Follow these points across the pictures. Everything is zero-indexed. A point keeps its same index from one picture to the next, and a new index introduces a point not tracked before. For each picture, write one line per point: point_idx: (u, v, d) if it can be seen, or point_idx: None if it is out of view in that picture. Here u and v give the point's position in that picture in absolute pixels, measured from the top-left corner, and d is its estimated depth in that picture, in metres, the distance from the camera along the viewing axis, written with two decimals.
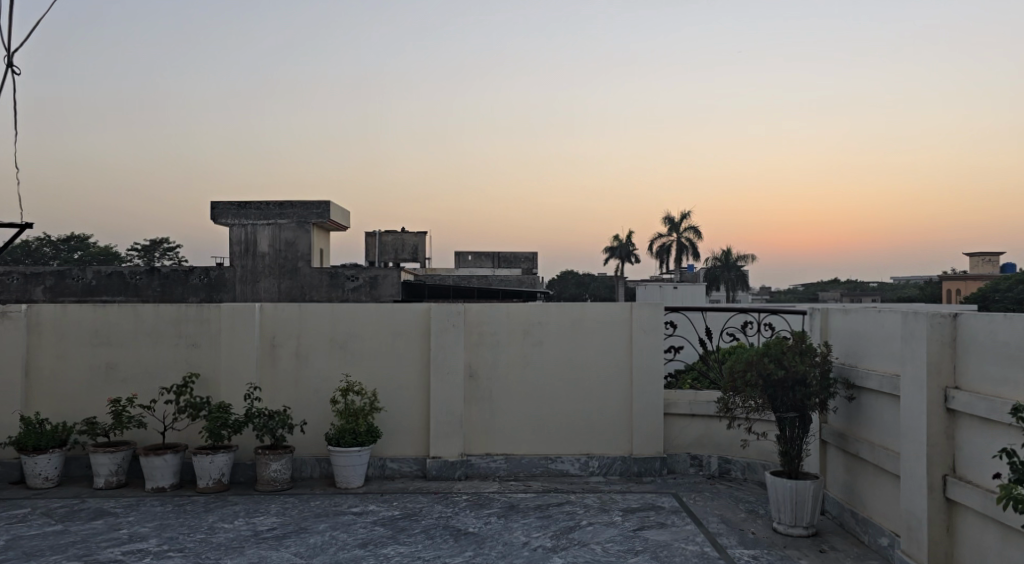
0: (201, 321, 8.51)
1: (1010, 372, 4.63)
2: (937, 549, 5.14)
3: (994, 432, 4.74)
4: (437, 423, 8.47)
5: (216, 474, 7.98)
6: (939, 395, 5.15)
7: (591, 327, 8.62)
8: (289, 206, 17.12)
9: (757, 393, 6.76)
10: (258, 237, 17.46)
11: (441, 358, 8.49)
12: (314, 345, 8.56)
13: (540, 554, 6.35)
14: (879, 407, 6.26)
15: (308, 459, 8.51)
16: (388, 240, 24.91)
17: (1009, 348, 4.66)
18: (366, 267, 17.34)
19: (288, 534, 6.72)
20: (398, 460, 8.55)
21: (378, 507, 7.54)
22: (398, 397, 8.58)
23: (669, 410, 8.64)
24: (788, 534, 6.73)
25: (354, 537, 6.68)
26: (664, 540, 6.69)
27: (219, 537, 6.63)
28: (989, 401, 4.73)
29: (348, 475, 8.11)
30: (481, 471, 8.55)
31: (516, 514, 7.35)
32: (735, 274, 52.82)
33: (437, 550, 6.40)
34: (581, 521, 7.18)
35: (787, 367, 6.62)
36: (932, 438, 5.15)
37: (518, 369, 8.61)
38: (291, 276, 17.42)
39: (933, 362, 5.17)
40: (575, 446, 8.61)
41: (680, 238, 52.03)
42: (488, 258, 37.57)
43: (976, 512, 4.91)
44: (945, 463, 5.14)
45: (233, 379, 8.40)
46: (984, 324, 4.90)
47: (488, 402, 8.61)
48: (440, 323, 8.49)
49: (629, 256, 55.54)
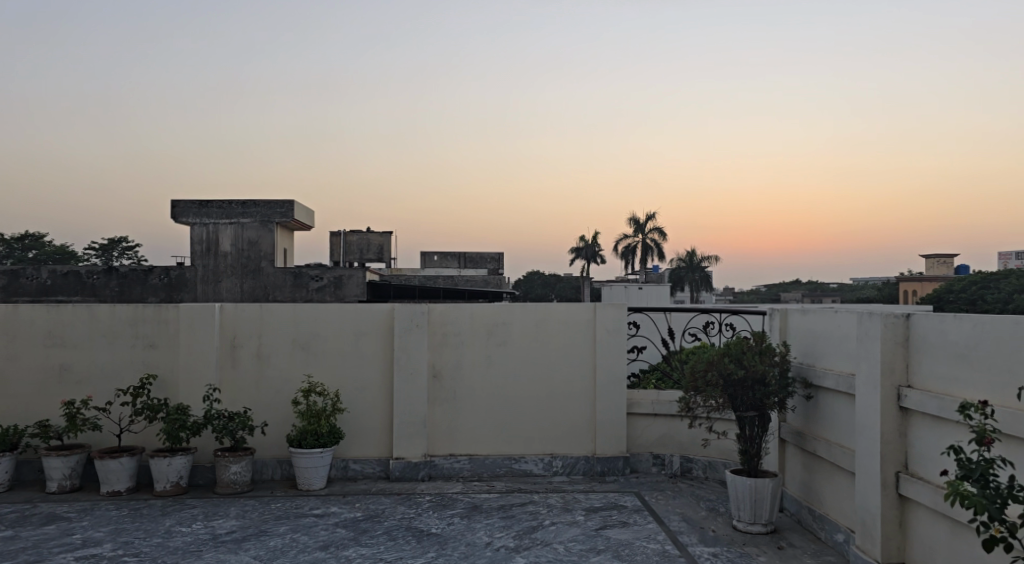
0: (159, 322, 8.35)
1: (959, 371, 4.75)
2: (890, 544, 5.26)
3: (945, 430, 4.86)
4: (400, 424, 8.43)
5: (174, 477, 7.84)
6: (892, 393, 5.27)
7: (556, 328, 8.65)
8: (251, 205, 16.97)
9: (717, 393, 6.87)
10: (220, 237, 17.21)
11: (405, 358, 8.45)
12: (275, 346, 8.47)
13: (503, 554, 6.35)
14: (836, 406, 6.38)
15: (268, 461, 8.42)
16: (353, 240, 24.78)
17: (958, 347, 4.77)
18: (330, 267, 17.21)
19: (247, 537, 6.63)
20: (360, 462, 8.49)
21: (340, 508, 7.48)
22: (361, 398, 8.53)
23: (632, 410, 8.72)
24: (747, 531, 6.83)
25: (315, 539, 6.61)
26: (626, 539, 6.74)
27: (176, 541, 6.51)
28: (939, 399, 4.85)
29: (310, 477, 8.02)
30: (444, 472, 8.52)
31: (479, 514, 7.35)
32: (702, 274, 53.33)
33: (399, 551, 6.36)
34: (544, 520, 7.21)
35: (746, 367, 6.73)
36: (886, 436, 5.26)
37: (482, 369, 8.61)
38: (253, 275, 17.22)
39: (887, 362, 5.29)
40: (539, 447, 8.64)
41: (645, 239, 52.43)
42: (455, 258, 37.51)
43: (926, 508, 5.03)
44: (898, 460, 5.26)
45: (192, 380, 8.26)
46: (935, 324, 5.03)
47: (452, 403, 8.59)
48: (404, 323, 8.45)
49: (594, 257, 55.87)
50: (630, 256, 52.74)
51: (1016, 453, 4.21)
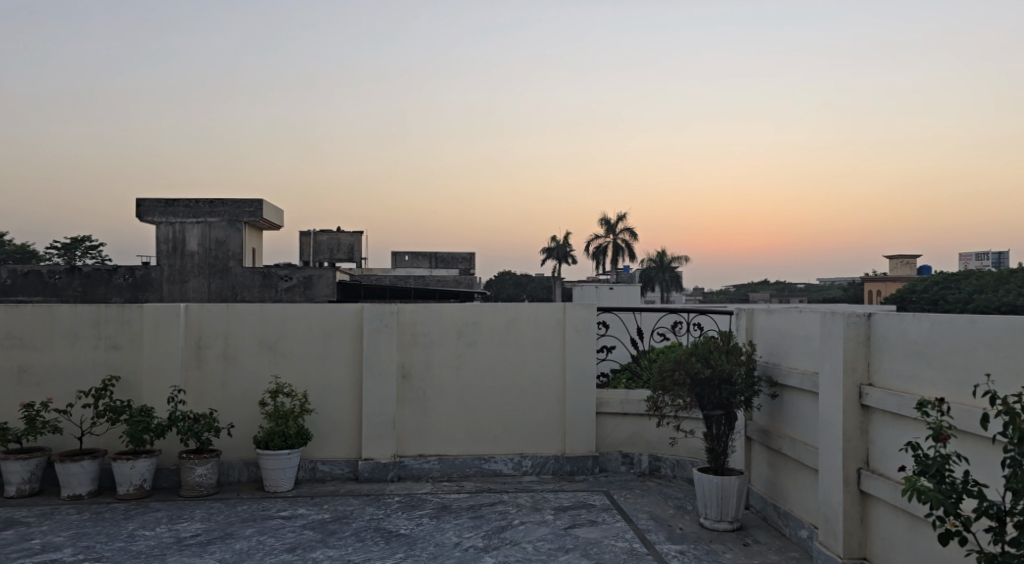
0: (122, 322, 8.21)
1: (918, 369, 4.85)
2: (852, 540, 5.35)
3: (904, 427, 4.96)
4: (369, 424, 8.39)
5: (137, 480, 7.72)
6: (854, 391, 5.37)
7: (525, 328, 8.67)
8: (220, 204, 16.65)
9: (684, 392, 6.93)
10: (187, 236, 16.97)
11: (374, 359, 8.40)
12: (242, 346, 8.38)
13: (472, 554, 6.35)
14: (800, 404, 6.48)
15: (235, 463, 8.33)
16: (323, 240, 24.57)
17: (917, 346, 4.87)
18: (300, 267, 17.10)
19: (212, 540, 6.55)
20: (329, 463, 8.43)
21: (308, 510, 7.42)
22: (330, 399, 8.47)
23: (602, 410, 8.77)
24: (713, 528, 6.90)
25: (282, 541, 6.56)
26: (594, 537, 6.78)
27: (139, 545, 6.41)
28: (899, 397, 4.95)
29: (277, 479, 7.95)
30: (413, 472, 8.50)
31: (448, 515, 7.34)
32: (672, 274, 53.76)
33: (367, 552, 6.33)
34: (513, 520, 7.22)
35: (713, 366, 6.82)
36: (848, 433, 5.36)
37: (452, 369, 8.60)
38: (221, 275, 17.01)
39: (849, 360, 5.38)
40: (508, 446, 8.65)
41: (616, 239, 52.71)
42: (426, 258, 37.41)
43: (886, 504, 5.12)
44: (859, 457, 5.36)
45: (157, 382, 8.14)
46: (895, 324, 5.13)
47: (421, 403, 8.57)
48: (373, 324, 8.41)
49: (565, 257, 56.06)
50: (601, 256, 53.01)
51: (971, 449, 4.31)
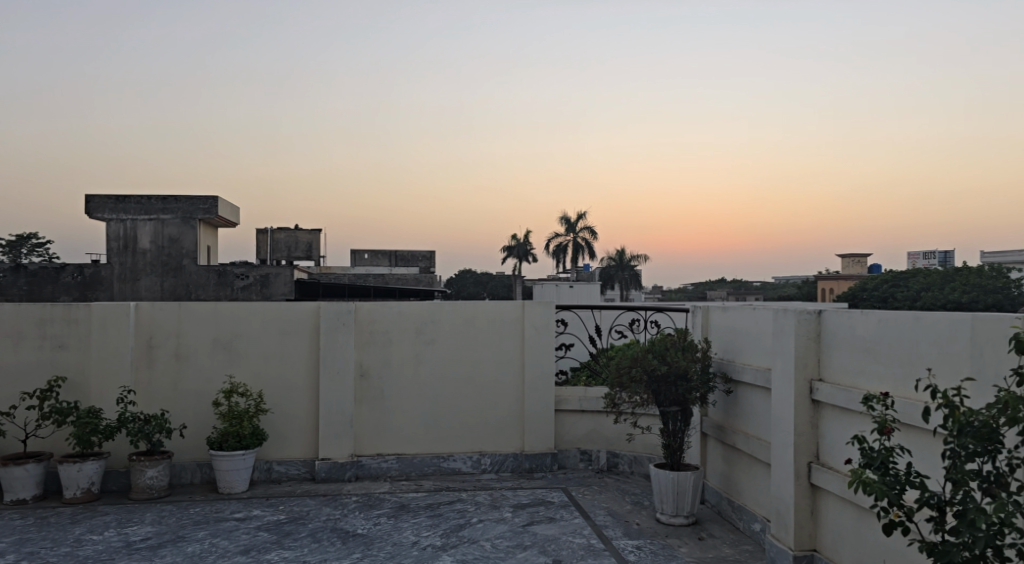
0: (69, 322, 7.98)
1: (865, 364, 4.97)
2: (803, 532, 5.47)
3: (852, 421, 5.08)
4: (326, 423, 8.30)
5: (85, 483, 7.52)
6: (805, 386, 5.48)
7: (484, 326, 8.66)
8: (173, 201, 16.29)
9: (641, 388, 7.00)
10: (139, 234, 16.56)
11: (330, 358, 8.32)
12: (195, 346, 8.22)
13: (429, 553, 6.32)
14: (754, 399, 6.60)
15: (187, 464, 8.17)
16: (281, 238, 24.28)
17: (865, 342, 4.99)
18: (256, 267, 16.99)
19: (163, 544, 6.42)
20: (285, 463, 8.32)
21: (263, 512, 7.31)
22: (286, 399, 8.36)
23: (560, 407, 8.83)
24: (669, 523, 6.98)
25: (236, 543, 6.45)
26: (552, 534, 6.80)
27: (86, 550, 6.25)
28: (847, 392, 5.06)
29: (231, 480, 7.82)
30: (371, 472, 8.44)
31: (406, 514, 7.30)
32: (630, 273, 54.28)
33: (323, 553, 6.27)
34: (471, 518, 7.21)
35: (669, 362, 6.91)
36: (799, 427, 5.47)
37: (410, 368, 8.55)
38: (174, 273, 16.68)
39: (800, 356, 5.50)
40: (467, 445, 8.64)
41: (576, 238, 53.00)
42: (386, 256, 37.16)
43: (835, 496, 5.24)
44: (810, 451, 5.48)
45: (105, 383, 7.94)
46: (844, 320, 5.25)
47: (379, 403, 8.50)
48: (330, 322, 8.32)
49: (526, 256, 56.18)
50: (561, 255, 53.23)
51: (914, 441, 4.43)
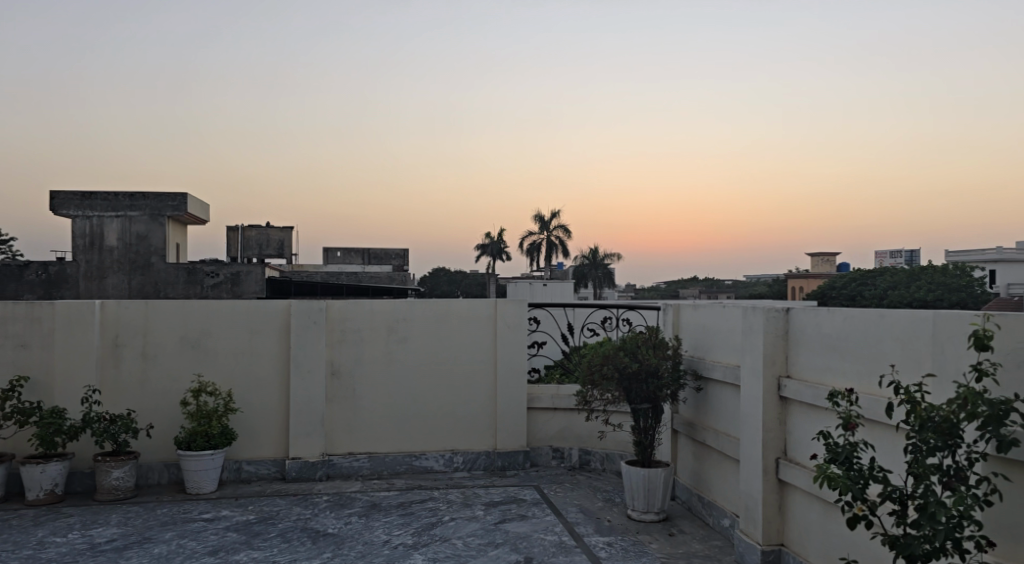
0: (31, 320, 7.82)
1: (831, 361, 5.05)
2: (771, 527, 5.53)
3: (818, 417, 5.16)
4: (297, 422, 8.23)
5: (48, 485, 7.39)
6: (773, 383, 5.55)
7: (457, 324, 8.64)
8: (141, 197, 16.11)
9: (613, 385, 7.04)
10: (105, 231, 16.25)
11: (301, 356, 8.25)
12: (162, 345, 8.11)
13: (400, 552, 6.30)
14: (723, 396, 6.66)
15: (154, 465, 8.06)
16: (252, 236, 24.04)
17: (831, 339, 5.06)
18: (226, 265, 16.87)
19: (129, 546, 6.32)
20: (255, 463, 8.24)
21: (232, 512, 7.23)
22: (255, 398, 8.27)
23: (532, 405, 8.85)
24: (640, 520, 7.03)
25: (204, 545, 6.37)
26: (524, 532, 6.81)
27: (49, 553, 6.14)
28: (814, 389, 5.14)
29: (199, 480, 7.72)
30: (343, 471, 8.39)
31: (378, 513, 7.26)
32: (604, 272, 54.58)
33: (292, 553, 6.22)
34: (443, 516, 7.20)
35: (640, 360, 6.96)
36: (767, 424, 5.54)
37: (382, 366, 8.51)
38: (142, 271, 16.37)
39: (769, 354, 5.56)
40: (440, 443, 8.63)
41: (550, 236, 53.12)
42: (359, 254, 36.95)
43: (801, 492, 5.32)
44: (778, 447, 5.55)
45: (70, 382, 7.80)
46: (811, 318, 5.33)
47: (351, 401, 8.45)
48: (301, 321, 8.25)
49: (499, 254, 56.20)
50: (535, 253, 53.32)
51: (878, 436, 4.50)
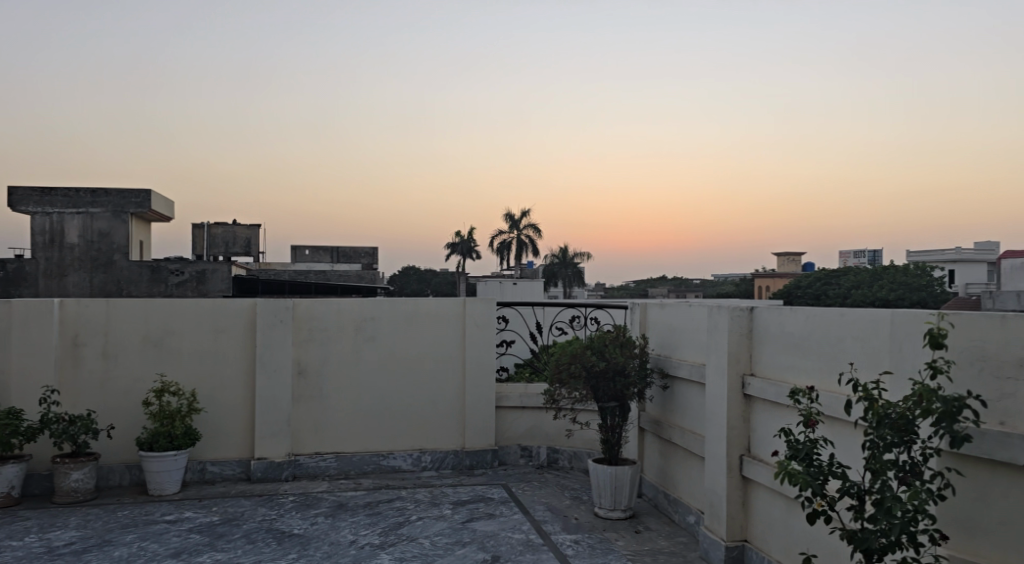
0: None
1: (794, 360, 5.12)
2: (735, 523, 5.60)
3: (781, 414, 5.24)
4: (263, 422, 8.14)
5: (4, 487, 7.21)
6: (737, 381, 5.62)
7: (425, 323, 8.62)
8: (103, 194, 15.71)
9: (580, 384, 7.07)
10: (66, 228, 15.90)
11: (267, 355, 8.16)
12: (124, 344, 7.96)
13: (367, 552, 6.26)
14: (689, 394, 6.73)
15: (115, 466, 7.91)
16: (218, 233, 23.66)
17: (794, 338, 5.14)
18: (193, 263, 16.67)
19: (88, 549, 6.20)
20: (219, 463, 8.14)
21: (195, 513, 7.13)
22: (220, 398, 8.17)
23: (501, 403, 8.86)
24: (607, 518, 7.07)
25: (166, 547, 6.27)
26: (491, 530, 6.82)
27: (5, 557, 6.00)
28: (777, 386, 5.21)
29: (162, 482, 7.60)
30: (309, 471, 8.32)
31: (344, 513, 7.21)
32: (574, 271, 54.80)
33: (257, 554, 6.15)
34: (410, 516, 7.17)
35: (607, 358, 7.00)
36: (731, 422, 5.61)
37: (349, 365, 8.45)
38: (105, 269, 16.04)
39: (733, 352, 5.63)
40: (408, 442, 8.59)
41: (520, 235, 53.17)
42: (328, 253, 36.61)
43: (764, 488, 5.39)
44: (742, 444, 5.62)
45: (27, 383, 7.63)
46: (774, 317, 5.40)
47: (318, 400, 8.38)
48: (267, 320, 8.16)
49: (470, 253, 56.12)
50: (505, 252, 53.30)
51: (838, 433, 4.59)
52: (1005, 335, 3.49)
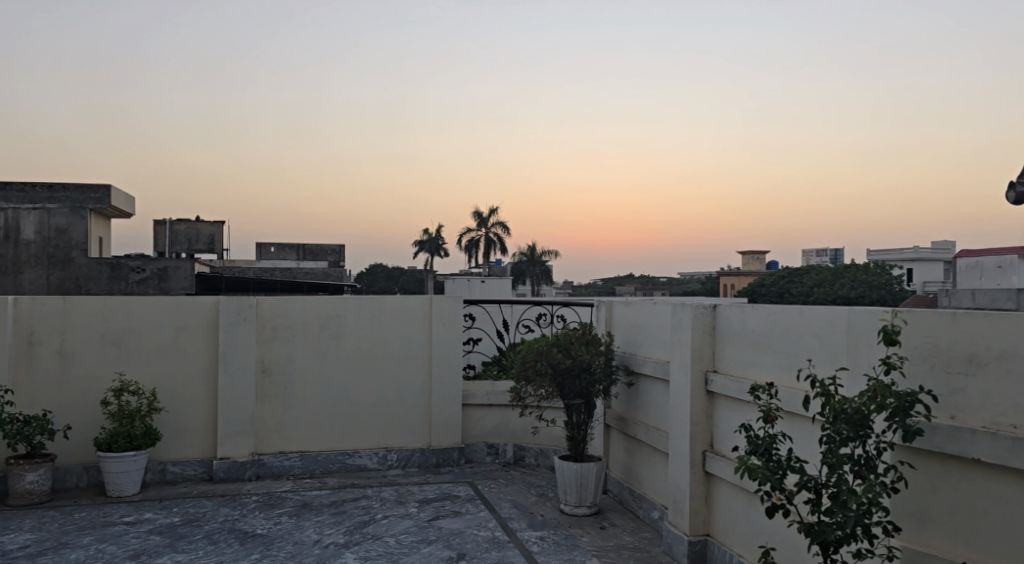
0: None
1: (755, 357, 5.20)
2: (698, 518, 5.67)
3: (743, 410, 5.31)
4: (225, 421, 8.03)
5: None
6: (700, 378, 5.69)
7: (391, 320, 8.57)
8: (60, 189, 15.41)
9: (546, 381, 7.10)
10: (21, 224, 15.49)
11: (230, 354, 8.05)
12: (81, 342, 7.80)
13: (331, 551, 6.22)
14: (653, 391, 6.80)
15: (72, 467, 7.75)
16: (180, 230, 23.21)
17: (755, 335, 5.22)
18: (154, 260, 16.43)
19: (44, 552, 6.07)
20: (181, 463, 8.01)
21: (155, 514, 7.02)
22: (182, 397, 8.04)
23: (467, 401, 8.85)
24: (573, 514, 7.10)
25: (125, 549, 6.16)
26: (457, 528, 6.81)
27: None
28: (739, 383, 5.29)
29: (121, 483, 7.46)
30: (273, 471, 8.23)
31: (309, 513, 7.15)
32: (542, 269, 54.92)
33: (219, 555, 6.07)
34: (376, 514, 7.15)
35: (573, 356, 7.03)
36: (695, 418, 5.68)
37: (314, 363, 8.38)
38: (63, 266, 15.67)
39: (697, 350, 5.70)
40: (373, 441, 8.55)
41: (488, 233, 53.14)
42: (293, 250, 36.19)
43: (727, 483, 5.47)
44: (705, 440, 5.69)
45: None
46: (736, 315, 5.48)
47: (282, 399, 8.29)
48: (230, 317, 8.05)
49: (437, 251, 55.94)
50: (473, 250, 53.21)
51: (797, 429, 4.67)
52: (954, 331, 3.59)
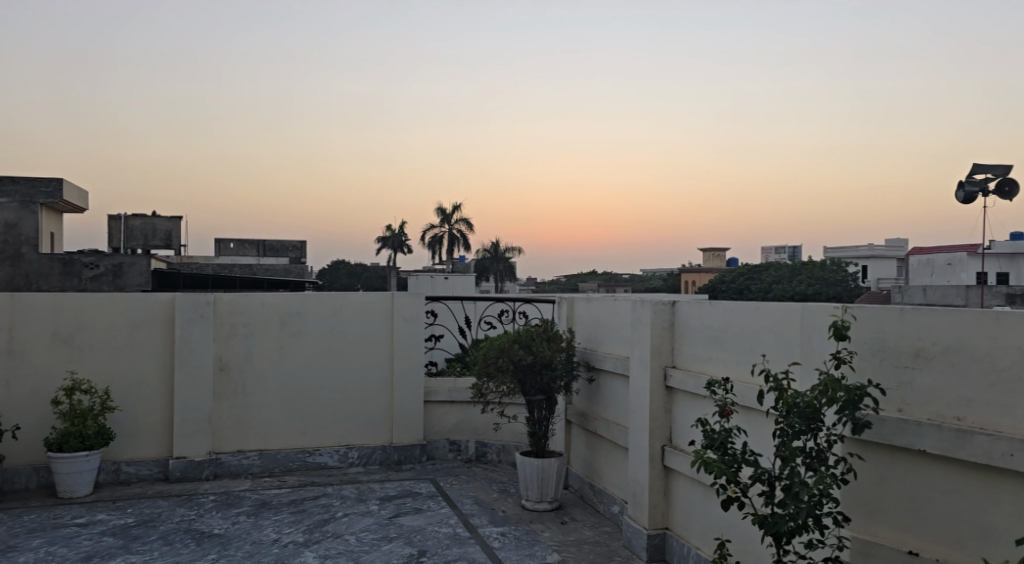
0: None
1: (712, 352, 5.28)
2: (657, 511, 5.74)
3: (700, 405, 5.39)
4: (181, 420, 7.90)
5: None
6: (660, 373, 5.75)
7: (352, 317, 8.50)
8: (9, 183, 15.04)
9: (508, 377, 7.10)
10: None
11: (187, 352, 7.91)
12: (31, 340, 7.60)
13: (290, 550, 6.15)
14: (614, 387, 6.85)
15: (21, 469, 7.55)
16: (136, 226, 22.71)
17: (713, 331, 5.29)
18: (109, 256, 16.00)
19: None
20: (135, 463, 7.86)
21: (108, 515, 6.87)
22: (136, 396, 7.88)
23: (429, 398, 8.82)
24: (534, 509, 7.13)
25: (76, 551, 6.02)
26: (417, 525, 6.79)
27: None
28: (697, 378, 5.35)
29: (73, 484, 7.29)
30: (231, 470, 8.11)
31: (267, 512, 7.07)
32: (505, 266, 54.91)
33: (175, 556, 5.97)
34: (336, 512, 7.09)
35: (534, 352, 7.05)
36: (654, 413, 5.74)
37: (273, 361, 8.27)
38: (12, 262, 15.09)
39: (656, 346, 5.76)
40: (334, 438, 8.48)
41: (452, 230, 52.96)
42: (254, 246, 35.57)
43: (685, 477, 5.54)
44: (664, 435, 5.76)
45: None
46: (694, 311, 5.55)
47: (240, 397, 8.18)
48: (186, 314, 7.91)
49: (401, 248, 55.59)
50: (437, 247, 52.97)
51: (753, 423, 4.75)
52: (903, 326, 3.68)
